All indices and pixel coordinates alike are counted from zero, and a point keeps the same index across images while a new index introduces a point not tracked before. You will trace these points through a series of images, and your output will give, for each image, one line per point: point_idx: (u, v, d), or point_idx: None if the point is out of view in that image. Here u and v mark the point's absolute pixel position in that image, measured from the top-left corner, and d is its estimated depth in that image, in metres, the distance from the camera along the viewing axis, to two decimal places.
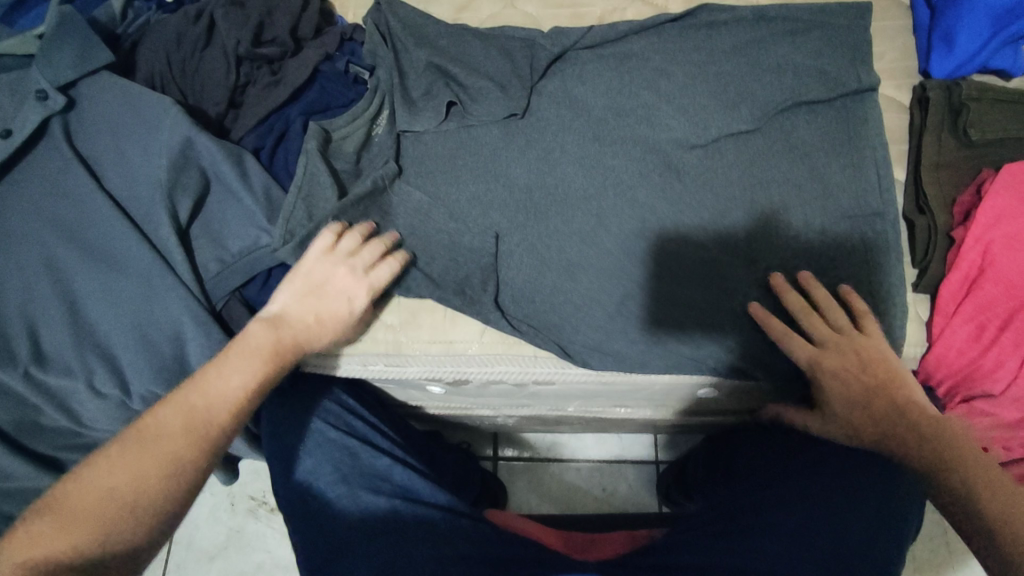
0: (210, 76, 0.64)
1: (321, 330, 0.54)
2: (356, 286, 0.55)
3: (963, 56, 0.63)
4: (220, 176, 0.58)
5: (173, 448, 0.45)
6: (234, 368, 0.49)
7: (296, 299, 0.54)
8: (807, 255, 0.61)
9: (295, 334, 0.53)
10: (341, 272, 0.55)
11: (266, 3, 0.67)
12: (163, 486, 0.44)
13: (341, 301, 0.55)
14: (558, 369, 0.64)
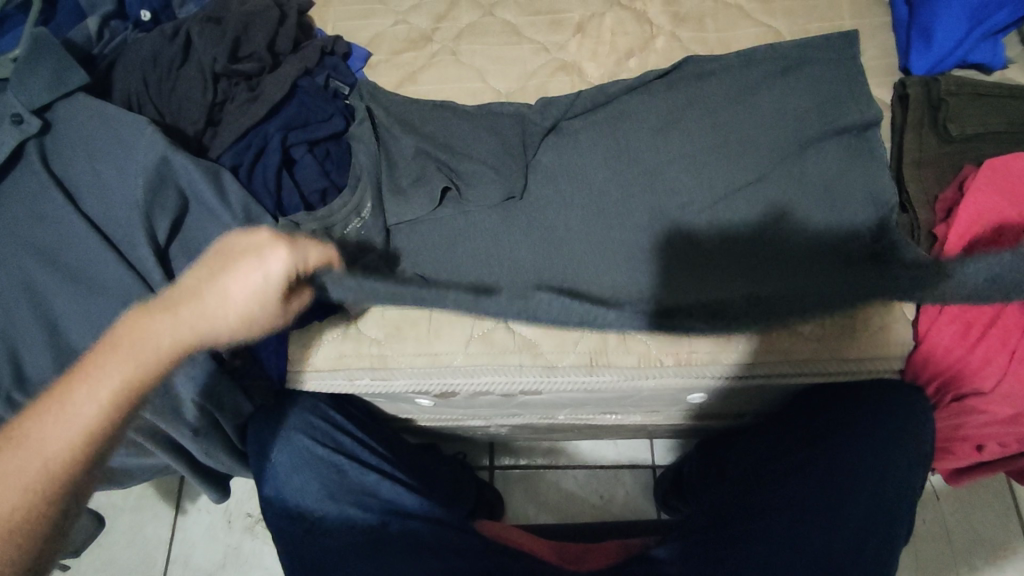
0: (187, 94, 0.65)
1: (203, 332, 0.44)
2: (274, 252, 0.46)
3: (940, 52, 0.64)
4: (198, 195, 0.59)
5: (17, 501, 0.40)
6: (101, 370, 0.42)
7: (196, 282, 0.46)
8: (814, 253, 0.60)
9: (170, 340, 0.43)
10: (250, 252, 0.46)
11: (241, 20, 0.68)
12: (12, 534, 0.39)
13: (252, 275, 0.45)
14: (542, 379, 0.63)
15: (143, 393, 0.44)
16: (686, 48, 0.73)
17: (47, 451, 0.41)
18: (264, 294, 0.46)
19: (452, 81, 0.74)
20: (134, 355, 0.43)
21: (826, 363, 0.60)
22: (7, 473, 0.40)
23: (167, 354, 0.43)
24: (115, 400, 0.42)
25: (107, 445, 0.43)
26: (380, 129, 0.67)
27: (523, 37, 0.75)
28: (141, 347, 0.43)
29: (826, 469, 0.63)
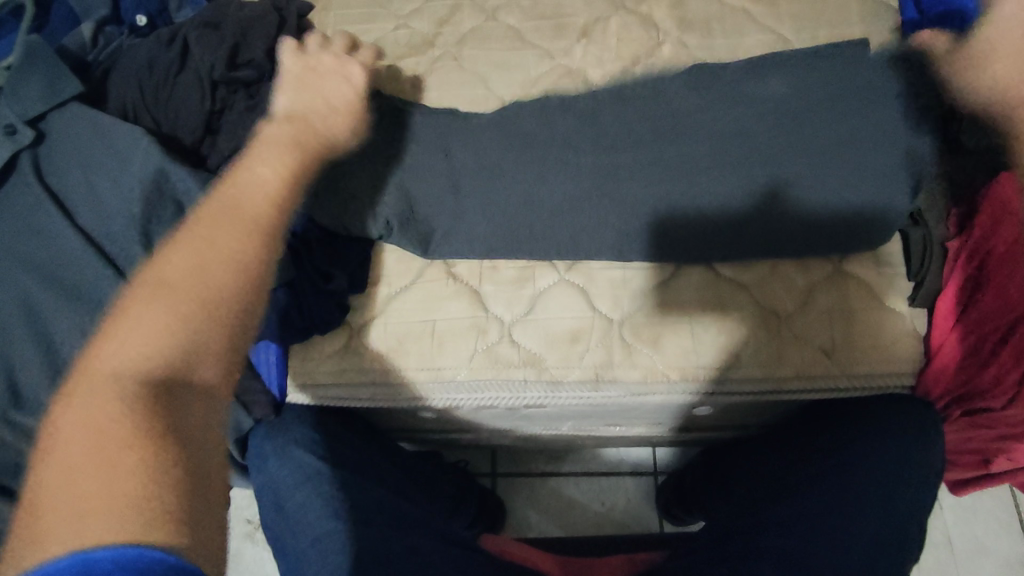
0: (184, 101, 0.63)
1: (248, 240, 0.44)
2: (347, 68, 0.60)
3: None
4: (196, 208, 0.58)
5: (213, 281, 0.41)
6: (258, 161, 0.49)
7: (293, 100, 0.56)
8: (808, 228, 0.59)
9: (218, 254, 0.42)
10: (335, 65, 0.60)
11: (240, 25, 0.67)
12: (224, 283, 0.42)
13: (337, 79, 0.59)
14: (547, 394, 0.62)
15: (301, 173, 0.50)
16: (693, 54, 0.71)
17: (124, 349, 0.38)
18: (350, 87, 0.59)
19: (456, 87, 0.72)
20: (185, 279, 0.41)
21: (836, 380, 0.59)
22: (183, 263, 0.41)
23: (230, 234, 0.43)
24: (173, 304, 0.39)
25: (290, 214, 0.48)
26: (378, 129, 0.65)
27: (527, 42, 0.74)
28: (246, 189, 0.47)
29: (834, 487, 0.62)
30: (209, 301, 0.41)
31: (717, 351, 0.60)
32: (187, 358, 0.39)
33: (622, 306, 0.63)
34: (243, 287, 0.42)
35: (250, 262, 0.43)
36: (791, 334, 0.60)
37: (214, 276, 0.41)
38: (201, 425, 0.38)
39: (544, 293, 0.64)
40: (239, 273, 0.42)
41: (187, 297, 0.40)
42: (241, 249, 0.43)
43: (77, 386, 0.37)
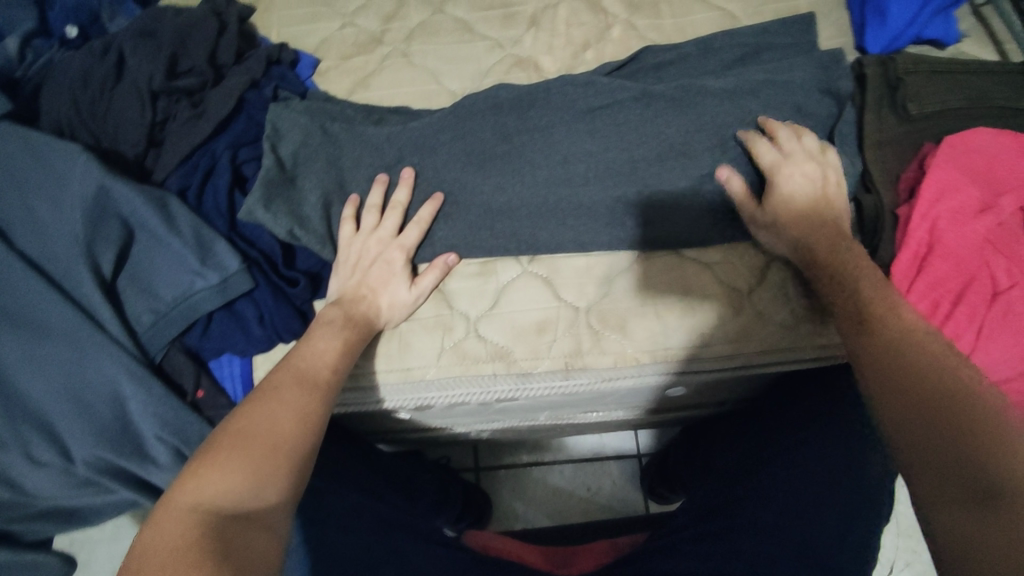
0: (123, 114, 0.61)
1: (315, 399, 0.50)
2: (391, 249, 0.60)
3: (896, 28, 0.63)
4: (143, 224, 0.57)
5: (284, 430, 0.46)
6: (322, 335, 0.55)
7: (346, 285, 0.59)
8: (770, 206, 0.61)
9: (288, 409, 0.48)
10: (380, 246, 0.60)
11: (177, 32, 0.65)
12: (291, 429, 0.47)
13: (383, 267, 0.59)
14: (517, 386, 0.61)
15: (356, 352, 0.56)
16: (642, 36, 0.71)
17: (208, 486, 0.42)
18: (397, 296, 0.60)
19: (407, 84, 0.71)
20: (263, 427, 0.46)
21: (801, 351, 0.60)
22: (264, 415, 0.47)
23: (302, 393, 0.49)
24: (250, 448, 0.44)
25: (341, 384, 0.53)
26: (328, 129, 0.64)
27: (476, 34, 0.73)
28: (311, 355, 0.53)
29: (810, 457, 0.63)
30: (282, 446, 0.45)
31: (685, 332, 0.61)
32: (260, 491, 0.43)
33: (588, 294, 0.63)
34: (308, 443, 0.47)
35: (313, 412, 0.49)
36: (754, 309, 0.61)
37: (285, 425, 0.47)
38: (264, 560, 0.40)
39: (507, 286, 0.63)
40: (307, 429, 0.48)
41: (262, 440, 0.45)
42: (310, 406, 0.49)
43: (161, 516, 0.40)
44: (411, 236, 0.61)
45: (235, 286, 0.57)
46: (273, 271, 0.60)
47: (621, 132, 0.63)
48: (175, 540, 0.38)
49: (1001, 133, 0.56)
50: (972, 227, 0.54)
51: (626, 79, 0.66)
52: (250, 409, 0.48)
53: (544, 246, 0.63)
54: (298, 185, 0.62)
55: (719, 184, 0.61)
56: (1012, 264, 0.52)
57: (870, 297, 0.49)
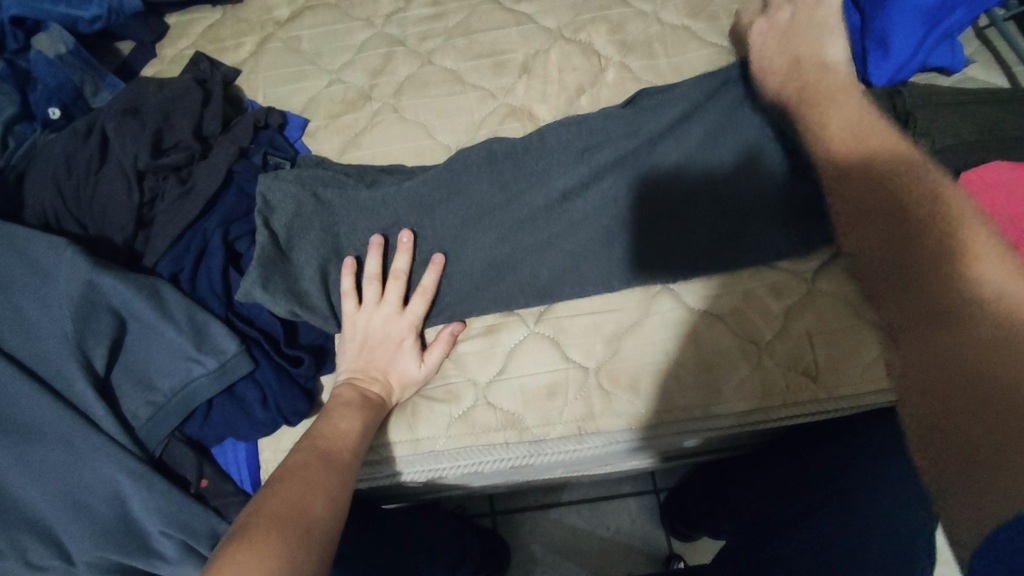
0: (110, 198, 0.59)
1: (341, 480, 0.47)
2: (397, 324, 0.58)
3: (900, 59, 0.60)
4: (135, 314, 0.55)
5: (313, 513, 0.44)
6: (342, 414, 0.53)
7: (354, 364, 0.58)
8: (769, 203, 0.59)
9: (317, 490, 0.45)
10: (385, 321, 0.58)
11: (161, 107, 0.63)
12: (322, 509, 0.44)
13: (392, 344, 0.58)
14: (531, 453, 0.59)
15: (370, 433, 0.54)
16: (638, 78, 0.69)
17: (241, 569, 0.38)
18: (409, 374, 0.58)
19: (399, 140, 0.70)
20: (294, 508, 0.43)
21: (824, 403, 0.57)
22: (294, 494, 0.44)
23: (330, 472, 0.47)
24: (283, 531, 0.41)
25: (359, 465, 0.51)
26: (322, 196, 0.62)
27: (467, 84, 0.71)
28: (335, 434, 0.51)
29: (844, 509, 0.59)
30: (310, 528, 0.42)
31: (699, 389, 0.58)
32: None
33: (597, 352, 0.60)
34: (335, 525, 0.44)
35: (340, 493, 0.46)
36: (773, 364, 0.58)
37: (316, 508, 0.44)
38: None
39: (515, 349, 0.61)
40: (334, 511, 0.45)
41: (295, 522, 0.42)
42: (338, 486, 0.47)
43: None
44: (418, 307, 0.59)
45: (236, 370, 0.55)
46: (272, 351, 0.58)
47: (622, 181, 0.61)
48: None
49: (1019, 165, 0.54)
50: None
51: (622, 125, 0.64)
52: (279, 488, 0.45)
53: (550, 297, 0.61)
54: (295, 257, 0.60)
55: (719, 216, 0.60)
56: None
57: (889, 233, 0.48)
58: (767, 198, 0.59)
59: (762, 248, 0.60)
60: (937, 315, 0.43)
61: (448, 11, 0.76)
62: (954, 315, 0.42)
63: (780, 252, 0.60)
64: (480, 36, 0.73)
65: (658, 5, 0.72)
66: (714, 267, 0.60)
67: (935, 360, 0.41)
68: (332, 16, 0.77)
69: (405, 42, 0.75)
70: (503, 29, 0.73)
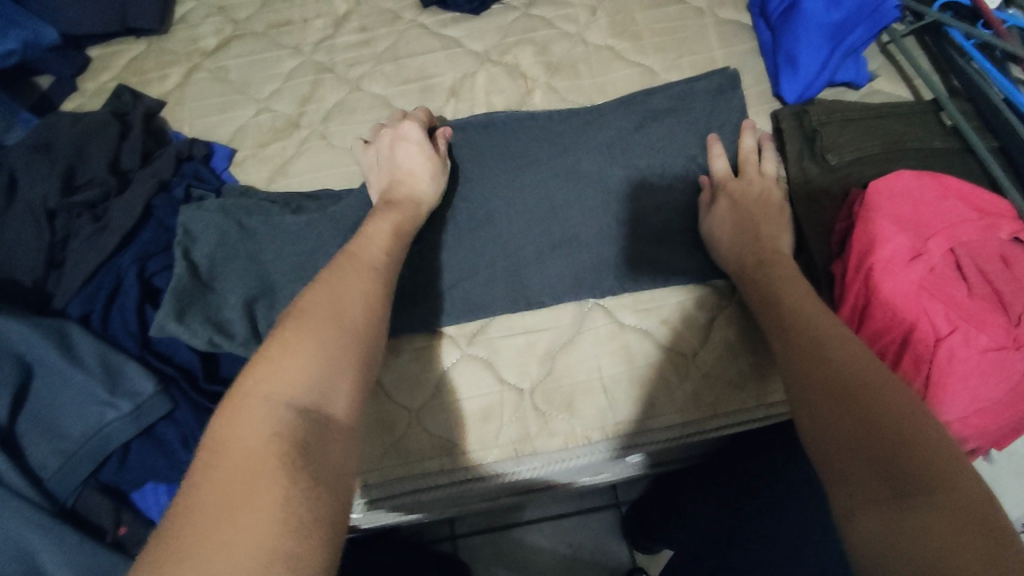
0: (18, 239, 0.57)
1: (369, 297, 0.47)
2: (399, 126, 0.63)
3: (808, 76, 0.63)
4: (41, 358, 0.52)
5: (352, 314, 0.44)
6: (377, 232, 0.54)
7: (382, 182, 0.61)
8: (678, 227, 0.62)
9: (352, 296, 0.46)
10: (392, 132, 0.63)
11: (74, 143, 0.62)
12: (360, 313, 0.45)
13: (399, 141, 0.62)
14: (468, 478, 0.58)
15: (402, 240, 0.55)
16: (563, 98, 0.70)
17: (284, 373, 0.39)
18: (426, 157, 0.61)
19: (327, 168, 0.69)
20: (332, 307, 0.44)
21: (750, 411, 0.58)
22: (329, 298, 0.45)
23: (361, 293, 0.46)
24: (322, 346, 0.41)
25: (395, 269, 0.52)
26: (244, 226, 0.62)
27: (395, 109, 0.71)
28: (368, 249, 0.51)
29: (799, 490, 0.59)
30: (347, 328, 0.43)
31: (632, 403, 0.58)
32: (337, 389, 0.40)
33: (530, 373, 0.60)
34: (375, 329, 0.45)
35: (377, 300, 0.47)
36: (701, 375, 0.59)
37: (357, 306, 0.45)
38: (347, 464, 0.37)
39: (447, 373, 0.60)
40: (374, 314, 0.46)
41: (333, 320, 0.43)
42: (367, 305, 0.46)
43: (236, 409, 0.37)
44: (415, 118, 0.64)
45: (155, 411, 0.54)
46: (189, 390, 0.56)
47: (548, 211, 0.62)
48: (253, 433, 0.35)
49: (921, 174, 0.56)
50: (906, 276, 0.52)
51: (544, 152, 0.65)
52: (316, 294, 0.45)
53: (483, 312, 0.62)
54: (218, 288, 0.60)
55: (636, 236, 0.62)
56: (949, 309, 0.51)
57: (787, 306, 0.49)
58: (680, 235, 0.62)
59: (677, 264, 0.62)
60: (851, 396, 0.39)
61: (376, 37, 0.76)
62: (869, 400, 0.39)
63: (697, 276, 0.61)
64: (408, 61, 0.74)
65: (581, 27, 0.74)
66: (636, 284, 0.61)
67: (857, 492, 0.35)
68: (259, 46, 0.77)
69: (333, 69, 0.75)
70: (430, 54, 0.74)
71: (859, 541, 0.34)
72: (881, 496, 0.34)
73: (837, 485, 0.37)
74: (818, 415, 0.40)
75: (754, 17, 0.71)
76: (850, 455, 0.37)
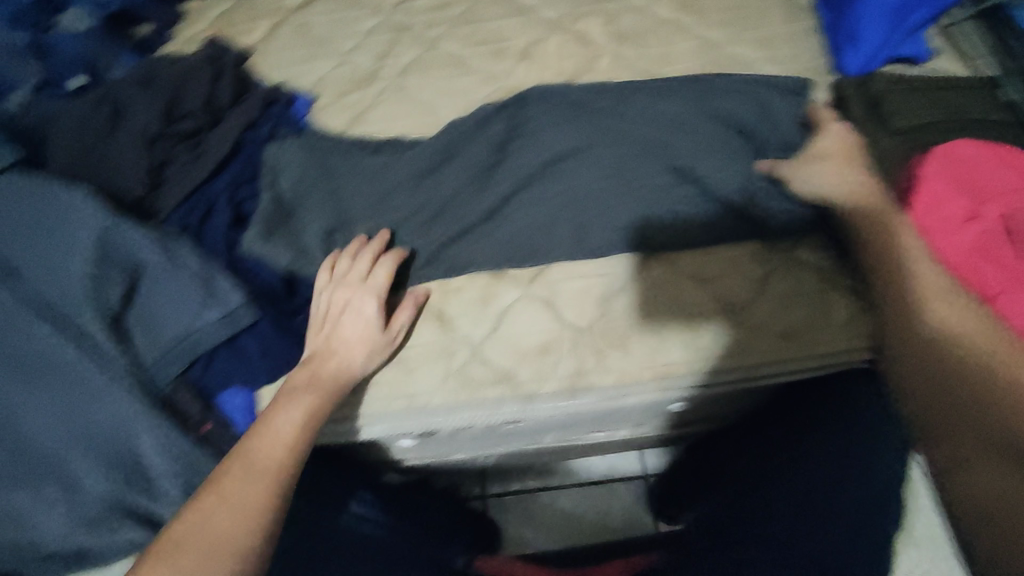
0: (126, 158, 0.63)
1: (264, 500, 0.49)
2: (363, 298, 0.58)
3: (871, 50, 0.66)
4: (149, 262, 0.58)
5: (234, 518, 0.48)
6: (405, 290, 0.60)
7: (317, 339, 0.58)
8: (747, 179, 0.64)
9: (234, 505, 0.48)
10: (348, 293, 0.58)
11: (179, 77, 0.67)
12: (245, 523, 0.48)
13: (354, 315, 0.58)
14: (523, 409, 0.62)
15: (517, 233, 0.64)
16: (628, 65, 0.74)
17: None
18: (372, 337, 0.58)
19: (402, 117, 0.73)
20: (217, 522, 0.47)
21: (796, 362, 0.61)
22: (218, 507, 0.48)
23: (246, 489, 0.49)
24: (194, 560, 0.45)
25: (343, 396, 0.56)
26: (326, 163, 0.66)
27: (468, 67, 0.76)
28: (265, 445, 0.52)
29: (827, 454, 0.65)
30: (230, 537, 0.47)
31: (685, 346, 0.62)
32: None
33: (587, 313, 0.64)
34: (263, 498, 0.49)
35: (263, 496, 0.49)
36: (752, 323, 0.62)
37: (243, 513, 0.48)
38: None
39: (509, 309, 0.64)
40: (260, 524, 0.48)
41: (215, 538, 0.47)
42: (257, 504, 0.48)
43: None
44: (367, 255, 0.60)
45: (238, 317, 0.57)
46: (272, 305, 0.61)
47: (610, 167, 0.64)
48: None
49: (983, 143, 0.59)
50: (958, 238, 0.56)
51: (607, 115, 0.67)
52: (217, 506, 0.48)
53: (544, 255, 0.65)
54: (301, 215, 0.64)
55: (704, 190, 0.64)
56: (998, 273, 0.54)
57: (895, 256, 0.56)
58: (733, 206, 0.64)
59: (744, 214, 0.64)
60: (963, 370, 0.50)
61: (452, 2, 0.81)
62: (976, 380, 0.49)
63: (762, 229, 0.63)
64: (481, 25, 0.78)
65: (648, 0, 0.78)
66: (700, 239, 0.64)
67: (984, 466, 0.49)
68: (342, 5, 0.82)
69: (410, 29, 0.79)
70: (503, 19, 0.78)
71: (972, 490, 0.49)
72: (1003, 463, 0.48)
73: (947, 441, 0.51)
74: (933, 390, 0.51)
75: None
76: (959, 423, 0.50)
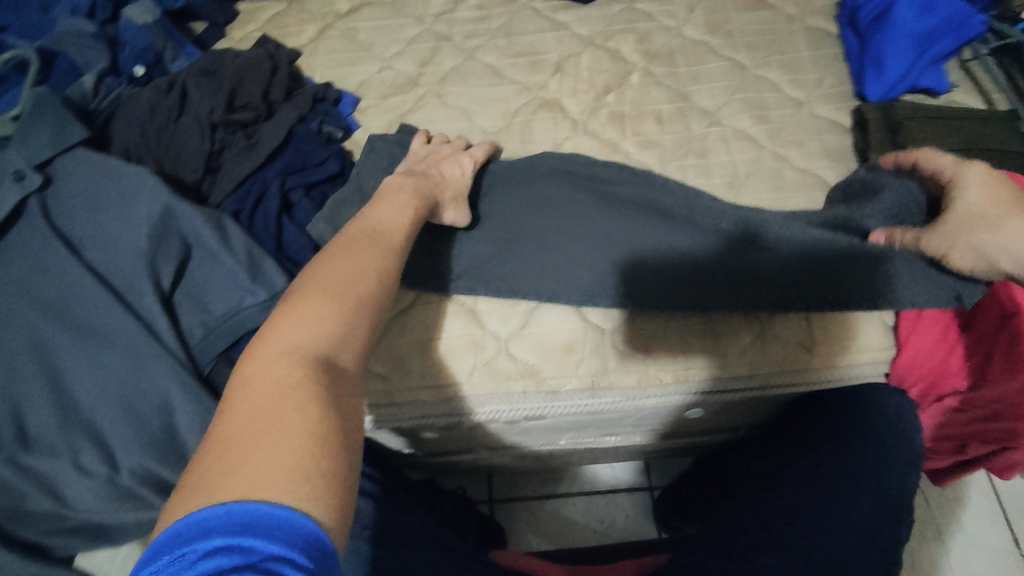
0: (184, 145, 0.67)
1: (389, 264, 0.48)
2: (463, 156, 0.66)
3: (892, 78, 0.71)
4: (201, 241, 0.61)
5: (367, 269, 0.46)
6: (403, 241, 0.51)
7: (413, 166, 0.63)
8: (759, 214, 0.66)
9: (364, 264, 0.46)
10: (450, 151, 0.66)
11: (236, 71, 0.71)
12: (377, 277, 0.46)
13: (453, 162, 0.65)
14: (546, 404, 0.64)
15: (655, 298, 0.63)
16: (659, 82, 0.77)
17: (302, 326, 0.40)
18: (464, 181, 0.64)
19: (442, 121, 0.77)
20: (349, 271, 0.45)
21: (815, 372, 0.64)
22: (348, 259, 0.46)
23: (373, 252, 0.48)
24: (343, 303, 0.42)
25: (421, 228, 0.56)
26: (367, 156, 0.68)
27: (505, 77, 0.79)
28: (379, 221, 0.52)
29: (836, 465, 0.67)
30: (364, 289, 0.44)
31: (704, 351, 0.64)
32: (351, 341, 0.41)
33: (613, 316, 0.65)
34: (389, 262, 0.48)
35: (388, 262, 0.48)
36: (775, 334, 0.64)
37: (370, 268, 0.46)
38: (357, 410, 0.39)
39: (538, 308, 0.66)
40: (385, 283, 0.46)
41: (352, 283, 0.44)
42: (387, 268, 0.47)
43: (251, 369, 0.38)
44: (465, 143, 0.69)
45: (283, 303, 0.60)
46: None
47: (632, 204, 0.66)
48: (275, 403, 0.36)
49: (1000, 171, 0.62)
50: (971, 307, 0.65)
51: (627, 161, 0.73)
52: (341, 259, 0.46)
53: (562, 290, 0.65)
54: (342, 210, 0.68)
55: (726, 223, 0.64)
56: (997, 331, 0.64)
57: None
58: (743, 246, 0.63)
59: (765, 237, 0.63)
60: None
61: (492, 15, 0.84)
62: None
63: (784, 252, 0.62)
64: (519, 38, 0.82)
65: (680, 22, 0.81)
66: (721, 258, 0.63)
67: None
68: (386, 13, 0.86)
69: (451, 38, 0.83)
70: (541, 34, 0.82)
71: None
72: None
73: None
74: None
75: (842, 27, 0.78)
76: None
